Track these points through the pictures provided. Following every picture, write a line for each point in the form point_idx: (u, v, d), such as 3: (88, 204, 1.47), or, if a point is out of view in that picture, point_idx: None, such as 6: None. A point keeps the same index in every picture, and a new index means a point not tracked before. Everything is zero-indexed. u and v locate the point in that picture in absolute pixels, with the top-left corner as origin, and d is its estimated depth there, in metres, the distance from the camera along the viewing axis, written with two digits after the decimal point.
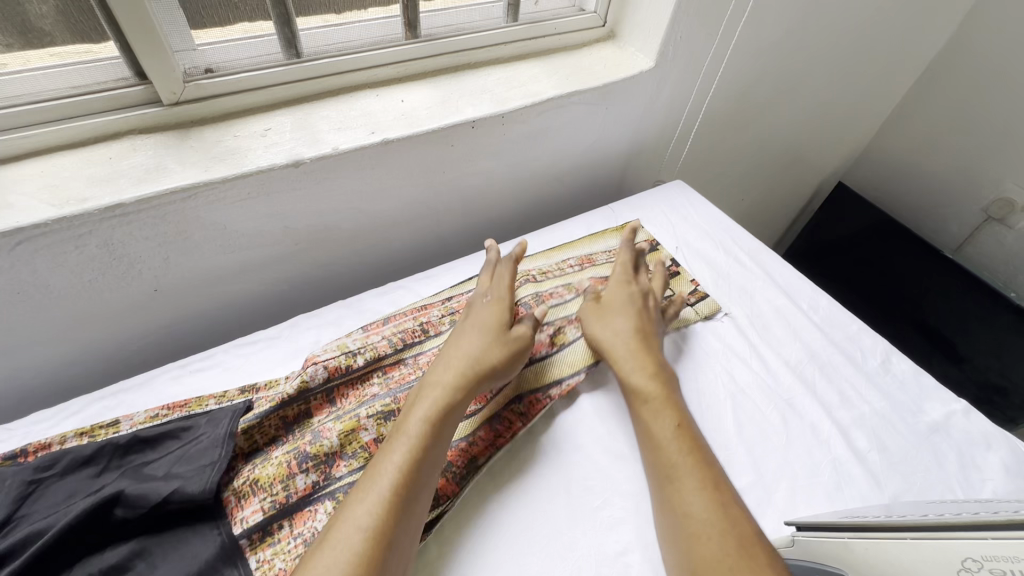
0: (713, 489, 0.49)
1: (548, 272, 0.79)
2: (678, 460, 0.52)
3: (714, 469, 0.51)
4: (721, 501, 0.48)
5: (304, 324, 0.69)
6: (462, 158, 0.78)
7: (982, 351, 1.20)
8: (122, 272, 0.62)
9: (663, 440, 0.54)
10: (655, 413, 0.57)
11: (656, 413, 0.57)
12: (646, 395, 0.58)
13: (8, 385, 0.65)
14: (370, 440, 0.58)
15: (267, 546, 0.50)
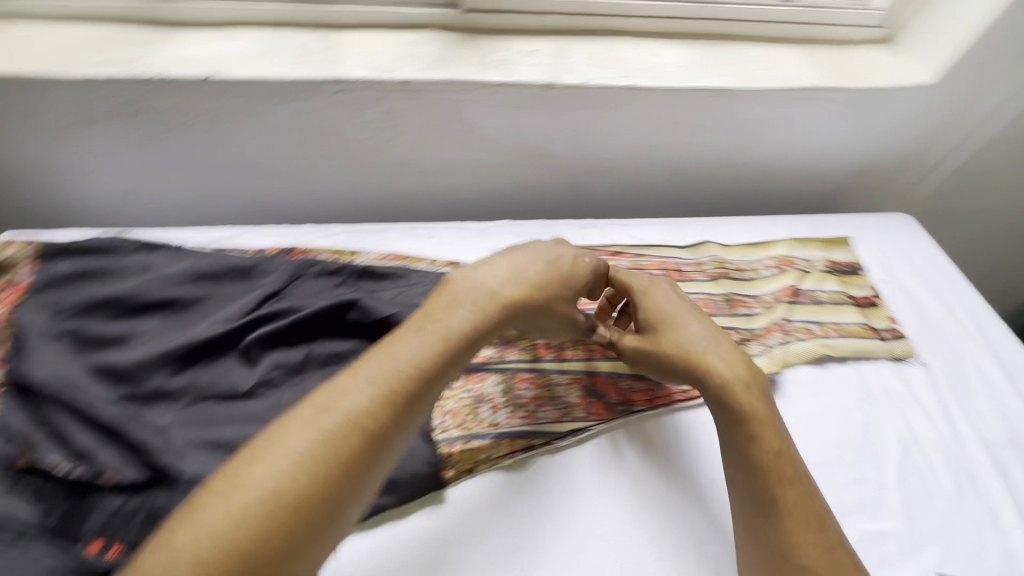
0: (818, 530, 0.47)
1: (742, 269, 0.77)
2: (778, 492, 0.48)
3: (819, 510, 0.48)
4: (826, 540, 0.46)
5: (504, 229, 0.77)
6: (690, 124, 0.79)
7: None
8: (386, 141, 0.74)
9: (761, 461, 0.49)
10: (751, 438, 0.50)
11: (750, 438, 0.50)
12: (743, 414, 0.51)
13: (278, 204, 0.81)
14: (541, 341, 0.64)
15: (443, 385, 0.59)
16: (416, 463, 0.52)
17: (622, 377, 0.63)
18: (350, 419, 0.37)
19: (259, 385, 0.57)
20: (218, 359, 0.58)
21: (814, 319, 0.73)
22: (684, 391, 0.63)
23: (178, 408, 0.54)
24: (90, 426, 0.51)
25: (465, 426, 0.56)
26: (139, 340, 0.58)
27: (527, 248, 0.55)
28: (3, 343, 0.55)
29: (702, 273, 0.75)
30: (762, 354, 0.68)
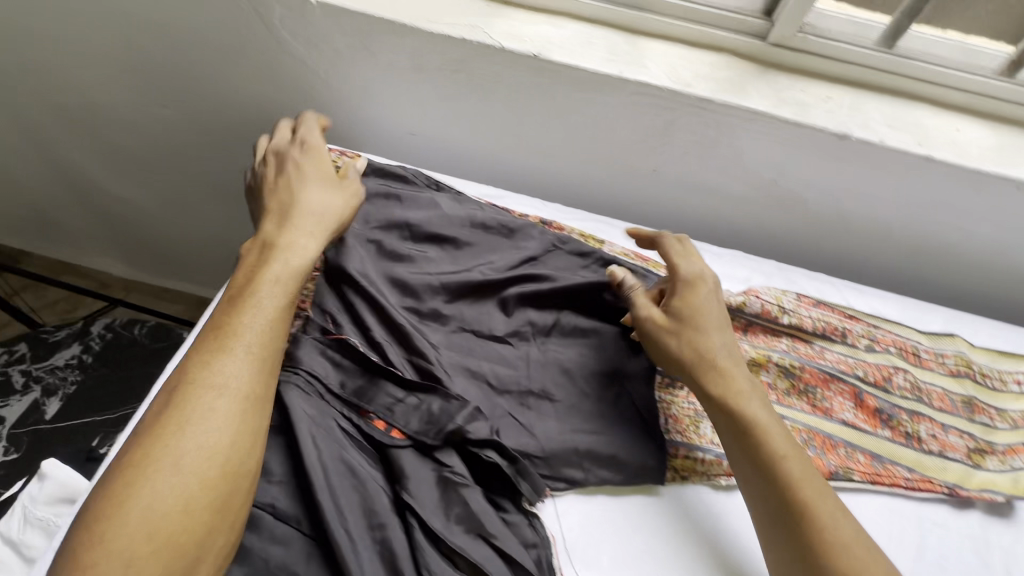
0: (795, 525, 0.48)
1: (989, 375, 0.71)
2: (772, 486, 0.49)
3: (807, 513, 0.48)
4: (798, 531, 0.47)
5: (738, 261, 0.77)
6: (968, 209, 0.74)
7: None
8: (654, 147, 0.77)
9: (756, 455, 0.51)
10: (770, 468, 0.50)
11: (765, 464, 0.50)
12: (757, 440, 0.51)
13: (526, 178, 0.87)
14: (767, 381, 0.64)
15: (672, 391, 0.62)
16: (644, 455, 0.57)
17: (842, 442, 0.61)
18: (272, 253, 0.57)
19: (512, 335, 0.63)
20: (480, 300, 0.65)
21: None
22: (908, 479, 0.59)
23: (445, 331, 0.63)
24: (383, 322, 0.60)
25: (688, 434, 0.59)
26: (422, 262, 0.67)
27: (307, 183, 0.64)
28: None
29: (941, 366, 0.70)
30: (999, 472, 0.62)
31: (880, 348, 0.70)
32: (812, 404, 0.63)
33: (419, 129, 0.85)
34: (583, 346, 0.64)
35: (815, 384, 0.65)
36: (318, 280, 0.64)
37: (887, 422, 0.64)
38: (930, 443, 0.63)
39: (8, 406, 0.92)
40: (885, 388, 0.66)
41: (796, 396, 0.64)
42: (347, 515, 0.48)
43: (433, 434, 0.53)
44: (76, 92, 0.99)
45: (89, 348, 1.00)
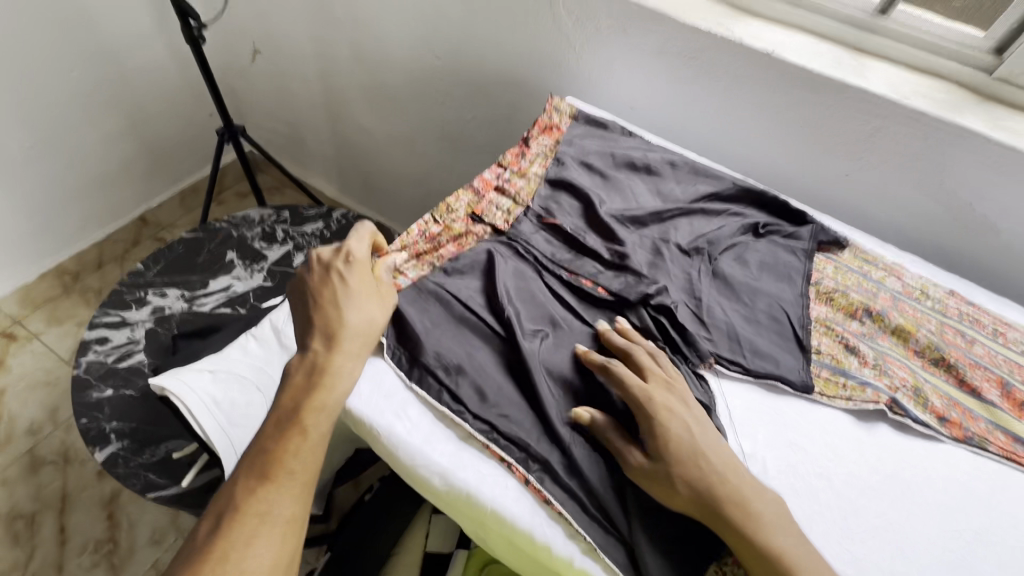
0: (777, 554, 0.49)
1: None
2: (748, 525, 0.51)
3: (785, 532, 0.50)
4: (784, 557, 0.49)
5: (915, 262, 0.82)
6: None
7: None
8: (853, 149, 0.86)
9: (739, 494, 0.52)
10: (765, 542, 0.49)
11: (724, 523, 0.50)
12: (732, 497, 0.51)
13: (719, 160, 1.00)
14: (910, 346, 0.71)
15: (828, 328, 0.71)
16: (792, 364, 0.66)
17: (983, 418, 0.66)
18: (354, 277, 0.62)
19: (692, 249, 0.76)
20: (670, 220, 0.79)
21: None
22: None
23: (638, 233, 0.77)
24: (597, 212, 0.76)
25: (836, 360, 0.67)
26: (621, 181, 0.83)
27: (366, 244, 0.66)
28: (552, 148, 0.86)
29: None
30: None
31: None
32: (957, 379, 0.69)
33: (637, 105, 1.02)
34: (748, 270, 0.75)
35: (961, 362, 0.70)
36: (541, 184, 0.80)
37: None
38: None
39: (271, 249, 1.21)
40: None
41: (942, 368, 0.70)
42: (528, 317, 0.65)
43: (633, 294, 0.67)
44: (376, 39, 1.30)
45: (328, 226, 1.27)
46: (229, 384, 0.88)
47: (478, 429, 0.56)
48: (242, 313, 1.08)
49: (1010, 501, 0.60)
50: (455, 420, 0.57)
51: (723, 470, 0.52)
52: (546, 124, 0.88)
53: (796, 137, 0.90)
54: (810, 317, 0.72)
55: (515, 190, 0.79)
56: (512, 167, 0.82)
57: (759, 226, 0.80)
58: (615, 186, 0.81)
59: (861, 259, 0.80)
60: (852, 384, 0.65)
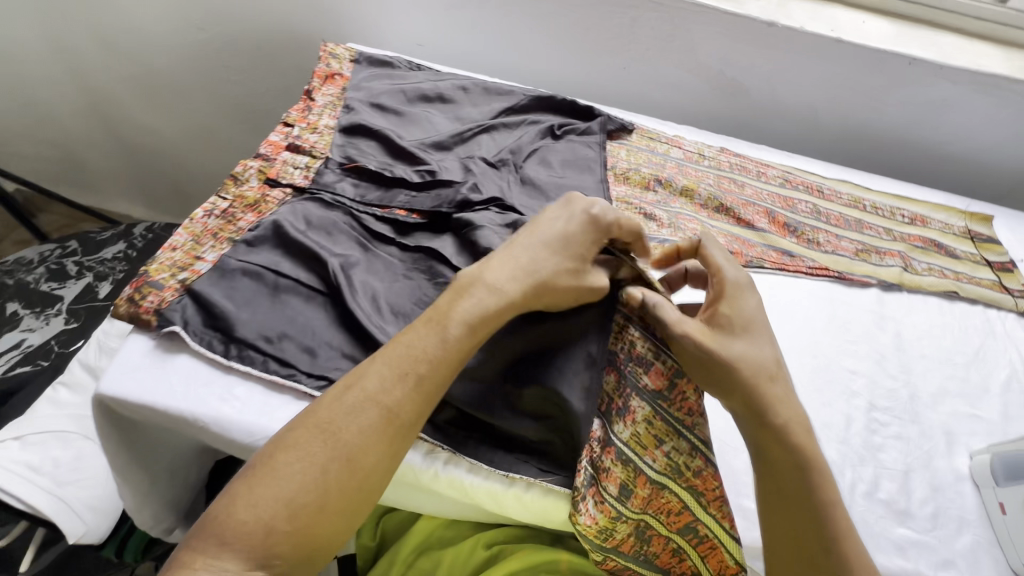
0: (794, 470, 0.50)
1: (880, 208, 0.89)
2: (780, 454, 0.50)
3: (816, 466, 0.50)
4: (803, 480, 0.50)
5: (692, 132, 0.94)
6: (878, 89, 0.92)
7: None
8: (622, 44, 0.94)
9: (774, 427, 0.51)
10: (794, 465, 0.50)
11: (752, 401, 0.51)
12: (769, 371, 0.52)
13: (516, 79, 1.03)
14: (697, 201, 0.82)
15: (628, 204, 0.79)
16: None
17: (759, 243, 0.79)
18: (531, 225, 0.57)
19: (500, 161, 0.79)
20: (474, 139, 0.81)
21: (947, 266, 0.82)
22: (809, 267, 0.77)
23: (446, 159, 0.78)
24: (397, 145, 0.75)
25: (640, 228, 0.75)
26: (419, 113, 0.82)
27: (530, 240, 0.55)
28: (340, 96, 0.82)
29: (840, 199, 0.88)
30: (882, 266, 0.80)
31: (790, 186, 0.88)
32: (734, 218, 0.81)
33: (425, 41, 1.01)
34: (552, 169, 0.80)
35: (735, 204, 0.82)
36: (334, 134, 0.77)
37: (794, 232, 0.82)
38: (825, 247, 0.81)
39: (66, 288, 1.04)
40: (790, 210, 0.84)
41: (723, 213, 0.81)
42: (352, 265, 0.62)
43: (446, 213, 0.68)
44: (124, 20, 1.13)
45: (133, 245, 1.13)
46: (46, 446, 0.75)
47: (317, 385, 0.55)
48: (45, 367, 0.92)
49: (786, 302, 0.73)
50: (289, 383, 0.54)
51: (756, 342, 0.53)
52: (327, 73, 0.84)
53: (574, 42, 0.95)
54: (612, 198, 0.79)
55: (310, 145, 0.74)
56: (300, 122, 0.77)
57: (555, 127, 0.85)
58: (413, 120, 0.81)
59: (646, 138, 0.89)
60: (655, 244, 0.73)
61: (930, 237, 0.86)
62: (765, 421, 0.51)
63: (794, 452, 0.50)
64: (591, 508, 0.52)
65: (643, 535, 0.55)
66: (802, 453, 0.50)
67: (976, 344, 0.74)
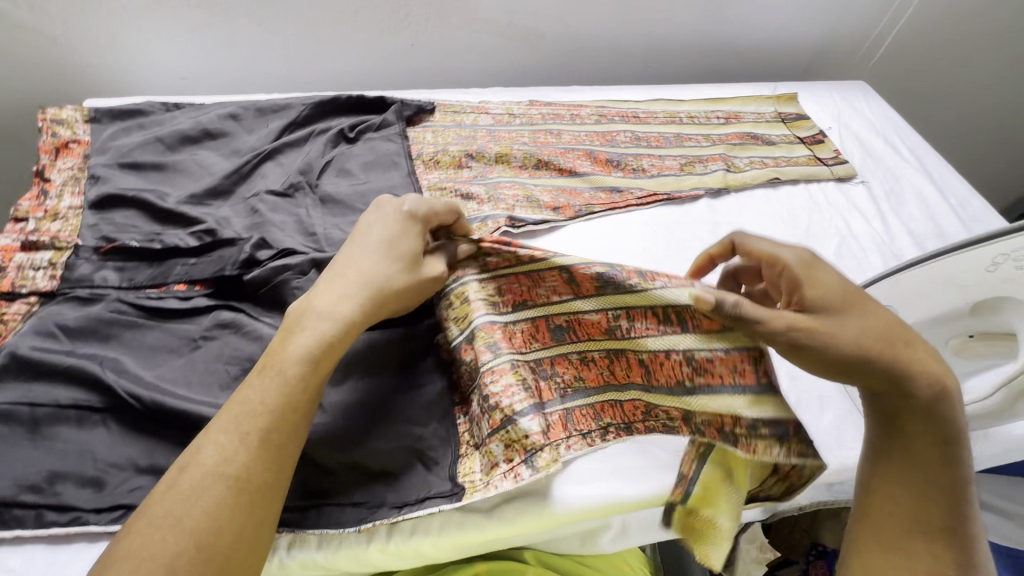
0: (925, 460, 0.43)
1: (694, 117, 0.89)
2: (908, 429, 0.43)
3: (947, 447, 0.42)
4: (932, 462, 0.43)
5: (500, 93, 0.89)
6: (662, 0, 0.91)
7: None
8: (398, 21, 0.87)
9: (916, 403, 0.43)
10: (920, 444, 0.43)
11: (891, 381, 0.43)
12: (891, 331, 0.43)
13: (305, 87, 0.94)
14: (515, 164, 0.78)
15: (442, 189, 0.73)
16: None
17: (585, 189, 0.77)
18: (360, 233, 0.50)
19: (290, 187, 0.71)
20: (256, 170, 0.72)
21: (767, 154, 0.84)
22: (639, 198, 0.76)
23: (228, 203, 0.69)
24: (160, 205, 0.65)
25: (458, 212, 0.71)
26: (185, 159, 0.72)
27: (360, 247, 0.48)
28: (81, 167, 0.70)
29: (655, 119, 0.88)
30: (707, 174, 0.80)
31: (606, 120, 0.86)
32: (557, 170, 0.78)
33: (188, 73, 0.90)
34: (354, 177, 0.73)
35: (554, 155, 0.80)
36: (83, 214, 0.65)
37: (618, 165, 0.80)
38: (650, 171, 0.80)
39: None
40: (609, 145, 0.83)
41: (544, 168, 0.78)
42: (127, 363, 0.53)
43: (230, 266, 0.60)
44: None
45: None
46: None
47: (111, 519, 0.46)
48: None
49: (621, 241, 0.72)
50: (75, 530, 0.46)
51: (865, 308, 0.44)
52: (57, 145, 0.71)
53: (348, 32, 0.87)
54: (424, 189, 0.74)
55: (51, 236, 0.62)
56: (34, 213, 0.64)
57: (347, 130, 0.78)
58: (179, 170, 0.71)
59: (450, 114, 0.84)
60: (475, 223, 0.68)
61: (745, 130, 0.88)
62: (903, 388, 0.43)
63: (932, 412, 0.42)
64: (500, 383, 0.50)
65: (556, 370, 0.53)
66: (936, 413, 0.43)
67: (803, 220, 0.77)
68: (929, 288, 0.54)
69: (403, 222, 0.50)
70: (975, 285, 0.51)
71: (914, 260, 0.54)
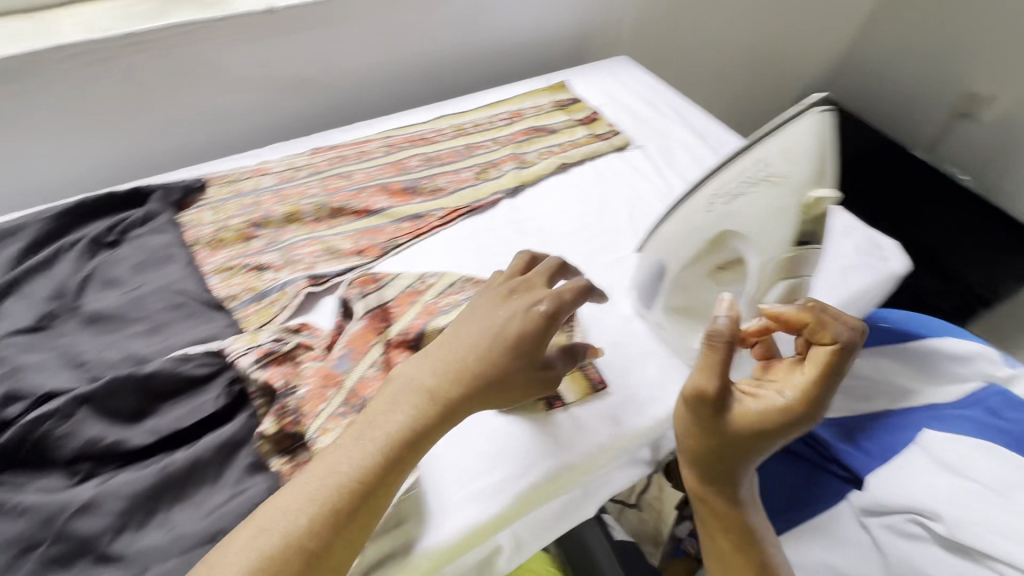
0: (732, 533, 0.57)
1: (480, 125, 0.92)
2: (732, 521, 0.57)
3: (745, 530, 0.57)
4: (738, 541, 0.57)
5: (279, 149, 0.85)
6: (417, 21, 0.93)
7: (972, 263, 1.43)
8: (137, 100, 0.79)
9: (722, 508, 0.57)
10: (737, 531, 0.57)
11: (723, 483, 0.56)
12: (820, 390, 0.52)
13: (49, 194, 0.82)
14: (307, 219, 0.75)
15: (230, 269, 0.68)
16: (215, 326, 0.62)
17: (387, 224, 0.76)
18: (505, 318, 0.53)
19: (43, 317, 0.61)
20: None
21: (553, 143, 0.90)
22: (440, 218, 0.77)
23: None
24: None
25: (253, 288, 0.66)
26: None
27: (473, 318, 0.55)
28: None
29: (443, 136, 0.89)
30: (501, 176, 0.83)
31: (395, 149, 0.86)
32: (354, 213, 0.76)
33: None
34: (123, 284, 0.65)
35: (347, 199, 0.78)
36: None
37: (416, 192, 0.80)
38: (447, 188, 0.81)
39: None
40: (403, 173, 0.82)
41: (340, 215, 0.76)
42: None
43: None
44: None
45: None
46: None
47: None
48: None
49: (433, 265, 0.71)
50: None
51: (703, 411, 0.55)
52: None
53: (79, 125, 0.77)
54: (211, 274, 0.68)
55: None
56: None
57: (103, 234, 0.69)
58: None
59: (226, 185, 0.78)
60: (276, 292, 0.65)
61: (529, 126, 0.93)
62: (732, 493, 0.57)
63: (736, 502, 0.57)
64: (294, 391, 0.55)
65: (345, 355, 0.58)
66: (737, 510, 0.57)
67: (596, 195, 0.83)
68: (681, 235, 0.64)
69: (540, 320, 0.53)
70: (709, 224, 0.62)
71: (668, 213, 0.68)
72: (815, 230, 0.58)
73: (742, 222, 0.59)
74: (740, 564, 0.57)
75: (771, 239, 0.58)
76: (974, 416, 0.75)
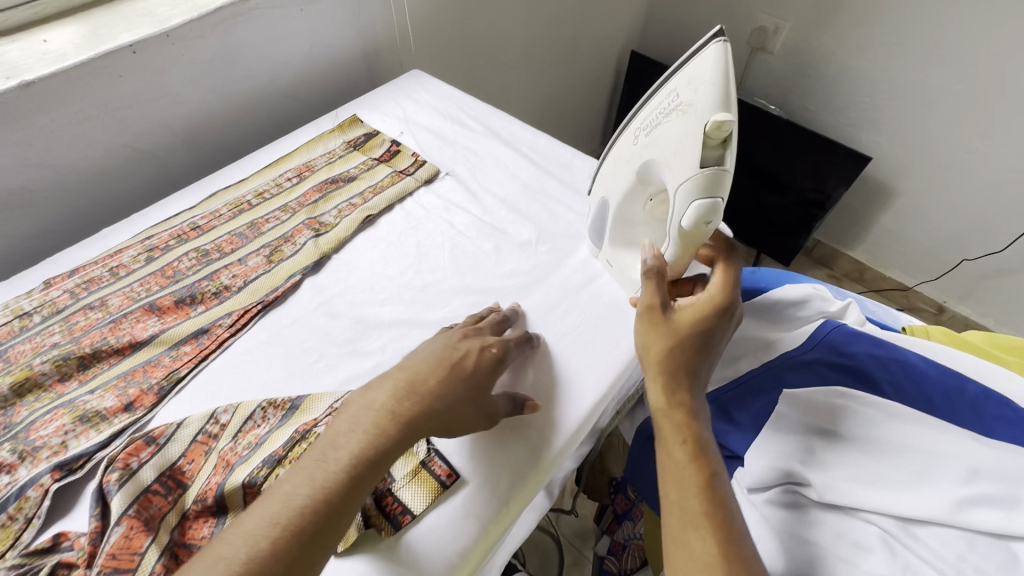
0: (691, 458, 0.47)
1: (264, 192, 0.79)
2: (686, 441, 0.48)
3: (703, 456, 0.48)
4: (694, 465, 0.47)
5: (2, 291, 0.67)
6: (147, 88, 0.77)
7: (801, 177, 1.61)
8: None
9: (677, 419, 0.50)
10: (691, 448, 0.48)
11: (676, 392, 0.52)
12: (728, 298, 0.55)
13: None
14: (51, 381, 0.59)
15: None
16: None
17: (163, 354, 0.61)
18: (454, 357, 0.53)
19: None
20: None
21: (352, 193, 0.79)
22: (230, 326, 0.64)
23: None
24: None
25: None
26: None
27: (427, 348, 0.54)
28: None
29: (219, 218, 0.75)
30: (298, 252, 0.71)
31: (159, 252, 0.71)
32: (114, 353, 0.61)
33: None
34: None
35: (102, 338, 0.62)
36: None
37: (194, 301, 0.66)
38: (233, 283, 0.68)
39: None
40: (174, 281, 0.68)
41: (95, 361, 0.61)
42: None
43: None
44: None
45: None
46: None
47: None
48: None
49: (230, 390, 0.60)
50: None
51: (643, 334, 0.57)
52: None
53: None
54: None
55: None
56: None
57: None
58: None
59: None
60: (13, 503, 0.50)
61: (322, 179, 0.81)
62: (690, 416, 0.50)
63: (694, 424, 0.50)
64: None
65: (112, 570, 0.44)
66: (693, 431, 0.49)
67: (411, 244, 0.74)
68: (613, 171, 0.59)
69: (488, 358, 0.55)
70: (635, 156, 0.56)
71: (603, 153, 0.62)
72: (723, 157, 0.48)
73: (659, 152, 0.52)
74: (692, 479, 0.46)
75: (681, 165, 0.50)
76: (822, 358, 0.74)
